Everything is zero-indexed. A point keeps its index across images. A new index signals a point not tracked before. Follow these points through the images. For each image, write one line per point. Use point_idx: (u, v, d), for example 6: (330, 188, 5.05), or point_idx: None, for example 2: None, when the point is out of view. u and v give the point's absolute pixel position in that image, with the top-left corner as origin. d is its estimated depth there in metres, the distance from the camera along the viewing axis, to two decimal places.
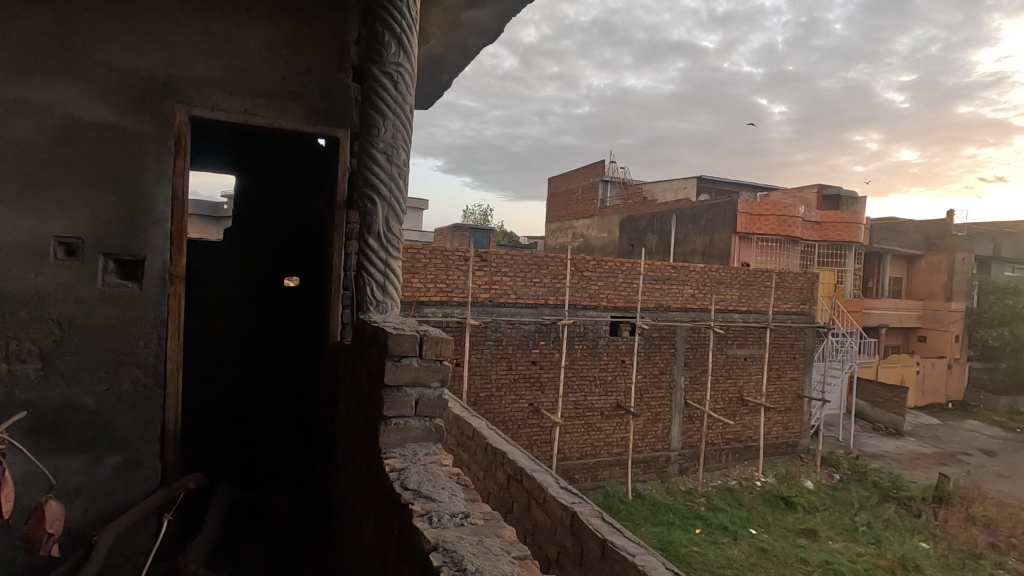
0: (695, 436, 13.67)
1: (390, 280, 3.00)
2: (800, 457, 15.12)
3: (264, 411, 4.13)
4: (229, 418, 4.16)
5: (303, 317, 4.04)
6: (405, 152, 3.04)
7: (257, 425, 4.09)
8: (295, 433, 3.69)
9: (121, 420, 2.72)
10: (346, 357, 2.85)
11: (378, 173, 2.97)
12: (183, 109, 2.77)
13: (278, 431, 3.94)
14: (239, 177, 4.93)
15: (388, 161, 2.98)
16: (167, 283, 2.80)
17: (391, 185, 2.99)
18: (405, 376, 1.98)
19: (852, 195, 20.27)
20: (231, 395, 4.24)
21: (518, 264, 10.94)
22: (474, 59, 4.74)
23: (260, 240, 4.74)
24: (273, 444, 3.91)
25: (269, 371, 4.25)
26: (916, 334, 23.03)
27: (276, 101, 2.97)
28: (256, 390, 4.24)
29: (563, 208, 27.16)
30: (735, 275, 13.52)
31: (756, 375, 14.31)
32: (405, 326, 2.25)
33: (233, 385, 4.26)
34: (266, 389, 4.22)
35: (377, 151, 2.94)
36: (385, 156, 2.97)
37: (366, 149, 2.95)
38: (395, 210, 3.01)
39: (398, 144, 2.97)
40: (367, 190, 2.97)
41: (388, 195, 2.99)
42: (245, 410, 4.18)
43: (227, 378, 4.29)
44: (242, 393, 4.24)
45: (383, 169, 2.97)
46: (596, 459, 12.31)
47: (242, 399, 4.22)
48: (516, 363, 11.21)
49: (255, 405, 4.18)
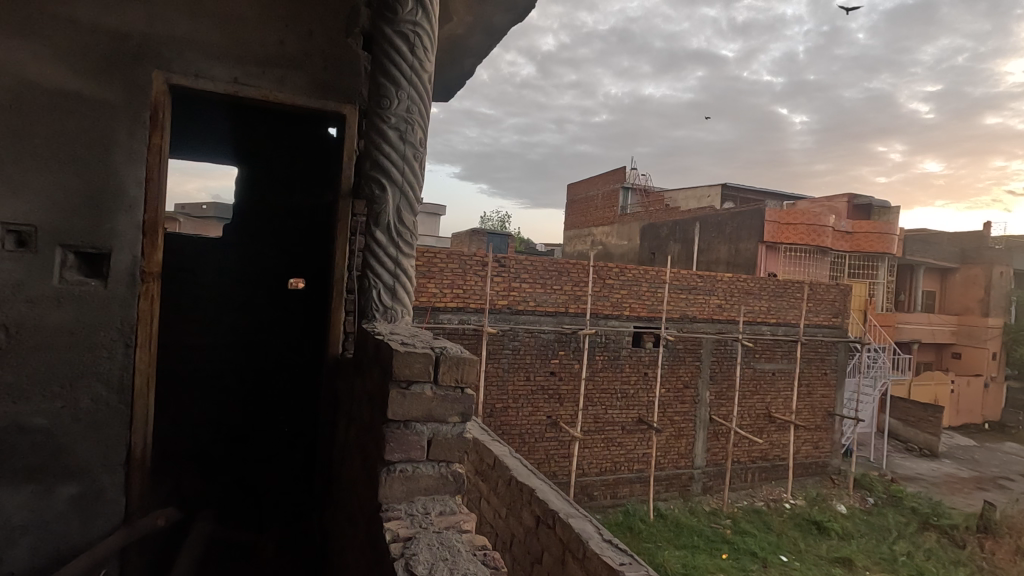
0: (719, 454, 12.99)
1: (400, 282, 2.52)
2: (830, 478, 14.36)
3: (262, 428, 3.71)
4: (222, 434, 3.74)
5: (306, 323, 3.59)
6: (421, 129, 2.57)
7: (253, 444, 3.67)
8: (295, 455, 3.27)
9: (79, 445, 2.28)
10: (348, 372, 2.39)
11: (388, 152, 2.50)
12: (161, 75, 2.34)
13: (277, 452, 3.53)
14: (241, 166, 4.49)
15: (401, 139, 2.51)
16: (138, 282, 2.35)
17: (404, 168, 2.53)
18: (416, 408, 1.50)
19: (884, 204, 19.49)
20: (224, 407, 3.81)
21: (538, 270, 10.46)
22: (500, 40, 4.29)
23: (263, 236, 4.31)
24: (271, 468, 3.50)
25: (267, 383, 3.81)
26: (950, 350, 22.02)
27: (272, 69, 2.54)
28: (251, 405, 3.79)
29: (582, 214, 26.64)
30: (764, 285, 12.88)
31: (785, 391, 13.60)
32: (415, 339, 1.77)
33: (225, 398, 3.83)
34: (264, 403, 3.77)
35: (389, 129, 2.48)
36: (398, 132, 2.50)
37: (374, 124, 2.48)
38: (411, 198, 2.55)
39: (414, 120, 2.51)
40: (375, 173, 2.51)
41: (401, 179, 2.52)
42: (241, 425, 3.76)
43: (219, 387, 3.85)
44: (237, 407, 3.80)
45: (396, 150, 2.51)
46: (616, 476, 11.70)
47: (236, 413, 3.79)
48: (534, 374, 10.71)
49: (252, 420, 3.75)
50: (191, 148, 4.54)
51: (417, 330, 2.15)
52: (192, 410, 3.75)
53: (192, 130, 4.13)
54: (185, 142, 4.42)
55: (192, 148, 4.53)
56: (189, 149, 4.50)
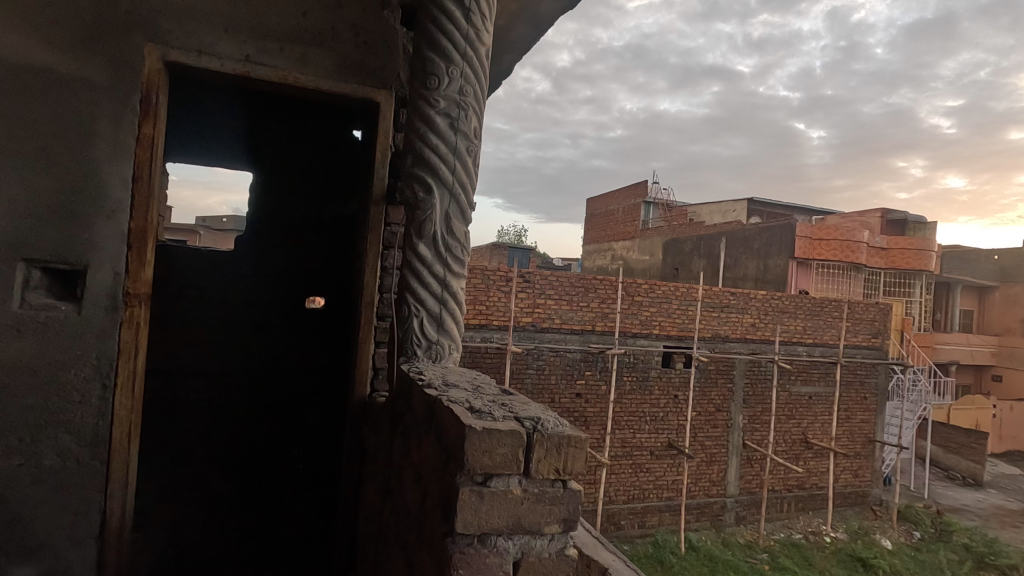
0: (754, 481, 12.21)
1: (447, 308, 2.08)
2: (871, 509, 13.48)
3: (279, 466, 3.35)
4: (229, 473, 3.34)
5: (330, 347, 3.19)
6: (475, 118, 2.11)
7: (268, 483, 3.30)
8: (320, 499, 2.95)
9: (40, 514, 1.79)
10: (380, 419, 1.98)
11: (433, 142, 2.05)
12: (156, 50, 1.89)
13: (298, 491, 3.22)
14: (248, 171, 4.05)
15: (451, 127, 2.06)
16: (121, 306, 1.88)
17: (453, 164, 2.07)
18: (499, 514, 1.06)
19: (919, 220, 18.69)
20: (233, 445, 3.42)
21: (564, 285, 9.93)
22: (545, 32, 3.80)
23: (275, 249, 3.87)
24: (290, 511, 3.18)
25: (286, 414, 3.45)
26: (990, 373, 20.88)
27: (292, 45, 2.08)
28: (264, 439, 3.42)
29: (602, 229, 26.13)
30: (801, 303, 12.18)
31: (823, 416, 12.81)
32: (484, 398, 1.30)
33: (238, 431, 3.44)
34: (282, 438, 3.42)
35: (438, 117, 2.05)
36: (447, 120, 2.07)
37: (418, 110, 2.04)
38: (463, 202, 2.09)
39: (468, 104, 2.06)
40: (416, 169, 2.05)
41: (451, 180, 2.06)
42: (250, 463, 3.37)
43: (228, 421, 3.45)
44: (247, 443, 3.42)
45: (445, 141, 2.06)
46: (645, 504, 10.99)
47: (252, 449, 3.41)
48: (559, 396, 10.12)
49: (266, 456, 3.38)
50: (190, 151, 4.09)
51: (476, 379, 1.68)
52: (193, 446, 3.36)
53: (198, 127, 3.72)
54: (186, 144, 3.98)
55: (193, 152, 4.08)
56: (188, 152, 4.05)
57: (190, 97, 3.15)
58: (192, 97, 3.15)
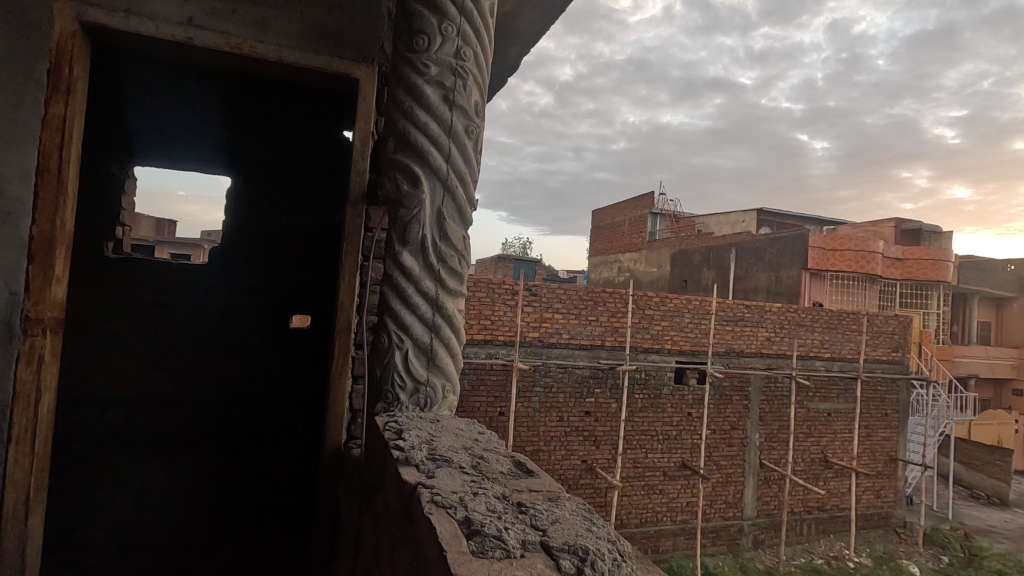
0: (772, 503, 11.62)
1: (438, 338, 1.75)
2: (895, 532, 12.82)
3: (254, 507, 3.06)
4: (195, 513, 3.07)
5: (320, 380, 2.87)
6: (476, 91, 1.80)
7: (244, 527, 3.05)
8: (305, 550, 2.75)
9: None
10: (359, 473, 1.59)
11: (422, 121, 1.73)
12: (73, 12, 1.55)
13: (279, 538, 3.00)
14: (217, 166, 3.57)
15: (445, 101, 1.75)
16: (18, 335, 1.51)
17: (448, 152, 1.75)
18: None
19: (935, 229, 18.16)
20: (204, 481, 3.12)
21: (572, 299, 9.46)
22: (556, 19, 3.39)
23: (246, 258, 3.42)
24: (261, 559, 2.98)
25: (264, 447, 3.18)
26: (1010, 387, 19.90)
27: (247, 6, 1.70)
28: (236, 475, 3.14)
29: (608, 241, 25.75)
30: (818, 316, 11.65)
31: (843, 433, 12.21)
32: (497, 510, 0.99)
33: (211, 466, 3.15)
34: (255, 474, 3.14)
35: (432, 90, 1.74)
36: (441, 91, 1.76)
37: (405, 82, 1.75)
38: (461, 198, 1.78)
39: (466, 71, 1.76)
40: (399, 157, 1.75)
41: (445, 171, 1.74)
42: (220, 502, 3.09)
43: (200, 456, 3.15)
44: (220, 479, 3.13)
45: (437, 120, 1.74)
46: (658, 527, 10.43)
47: (226, 487, 3.12)
48: (568, 414, 9.62)
49: (241, 495, 3.10)
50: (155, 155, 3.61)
51: (473, 452, 1.35)
52: (159, 483, 3.06)
53: (160, 122, 3.25)
54: (145, 152, 3.49)
55: (156, 162, 3.62)
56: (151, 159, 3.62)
57: (147, 74, 2.71)
58: (151, 75, 2.73)
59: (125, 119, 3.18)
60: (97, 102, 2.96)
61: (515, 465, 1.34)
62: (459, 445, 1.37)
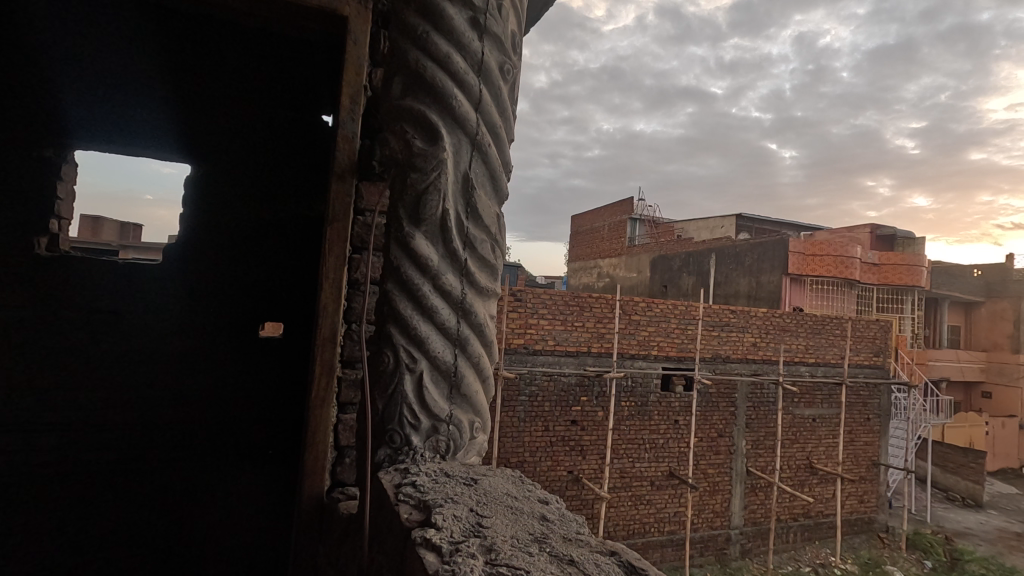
0: (759, 511, 11.39)
1: (463, 350, 1.52)
2: (878, 537, 12.72)
3: (211, 537, 2.80)
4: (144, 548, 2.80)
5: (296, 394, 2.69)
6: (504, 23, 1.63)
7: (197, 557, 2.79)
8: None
9: None
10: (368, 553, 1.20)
11: (451, 57, 1.53)
12: None
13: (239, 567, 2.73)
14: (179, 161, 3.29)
15: (472, 27, 1.56)
16: None
17: (484, 115, 1.56)
18: None
19: (908, 235, 18.40)
20: (157, 512, 2.84)
21: (558, 304, 9.10)
22: None
23: (206, 262, 3.12)
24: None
25: (224, 470, 2.89)
26: (978, 389, 20.23)
27: None
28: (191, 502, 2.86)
29: (588, 246, 25.57)
30: (802, 321, 11.51)
31: (827, 439, 12.10)
32: None
33: (163, 493, 2.87)
34: (211, 500, 2.86)
35: (457, 10, 1.54)
36: (469, 15, 1.56)
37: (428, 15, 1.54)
38: (490, 162, 1.58)
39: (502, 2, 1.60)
40: (421, 108, 1.51)
41: (476, 131, 1.55)
42: (179, 535, 2.83)
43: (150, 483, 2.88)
44: (177, 512, 2.85)
45: (465, 59, 1.54)
46: (645, 539, 10.11)
47: (179, 516, 2.85)
48: (553, 424, 9.23)
49: (195, 524, 2.84)
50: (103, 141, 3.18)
51: (539, 553, 1.00)
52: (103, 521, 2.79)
53: (99, 104, 2.89)
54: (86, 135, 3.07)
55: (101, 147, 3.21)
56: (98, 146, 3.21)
57: (77, 36, 2.37)
58: (82, 37, 2.40)
59: (50, 97, 2.77)
60: (8, 71, 2.55)
61: (620, 566, 1.03)
62: (523, 533, 1.08)
